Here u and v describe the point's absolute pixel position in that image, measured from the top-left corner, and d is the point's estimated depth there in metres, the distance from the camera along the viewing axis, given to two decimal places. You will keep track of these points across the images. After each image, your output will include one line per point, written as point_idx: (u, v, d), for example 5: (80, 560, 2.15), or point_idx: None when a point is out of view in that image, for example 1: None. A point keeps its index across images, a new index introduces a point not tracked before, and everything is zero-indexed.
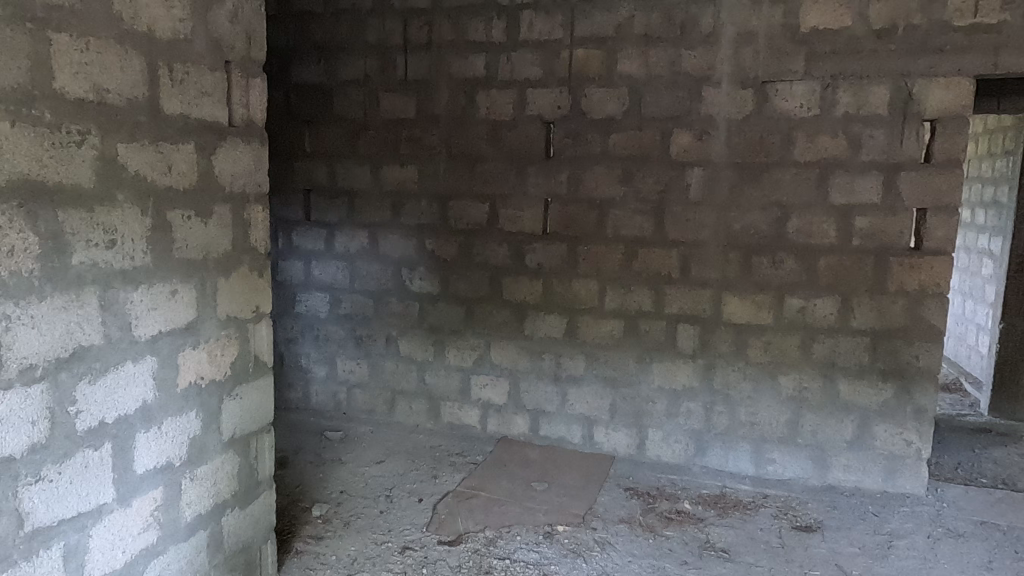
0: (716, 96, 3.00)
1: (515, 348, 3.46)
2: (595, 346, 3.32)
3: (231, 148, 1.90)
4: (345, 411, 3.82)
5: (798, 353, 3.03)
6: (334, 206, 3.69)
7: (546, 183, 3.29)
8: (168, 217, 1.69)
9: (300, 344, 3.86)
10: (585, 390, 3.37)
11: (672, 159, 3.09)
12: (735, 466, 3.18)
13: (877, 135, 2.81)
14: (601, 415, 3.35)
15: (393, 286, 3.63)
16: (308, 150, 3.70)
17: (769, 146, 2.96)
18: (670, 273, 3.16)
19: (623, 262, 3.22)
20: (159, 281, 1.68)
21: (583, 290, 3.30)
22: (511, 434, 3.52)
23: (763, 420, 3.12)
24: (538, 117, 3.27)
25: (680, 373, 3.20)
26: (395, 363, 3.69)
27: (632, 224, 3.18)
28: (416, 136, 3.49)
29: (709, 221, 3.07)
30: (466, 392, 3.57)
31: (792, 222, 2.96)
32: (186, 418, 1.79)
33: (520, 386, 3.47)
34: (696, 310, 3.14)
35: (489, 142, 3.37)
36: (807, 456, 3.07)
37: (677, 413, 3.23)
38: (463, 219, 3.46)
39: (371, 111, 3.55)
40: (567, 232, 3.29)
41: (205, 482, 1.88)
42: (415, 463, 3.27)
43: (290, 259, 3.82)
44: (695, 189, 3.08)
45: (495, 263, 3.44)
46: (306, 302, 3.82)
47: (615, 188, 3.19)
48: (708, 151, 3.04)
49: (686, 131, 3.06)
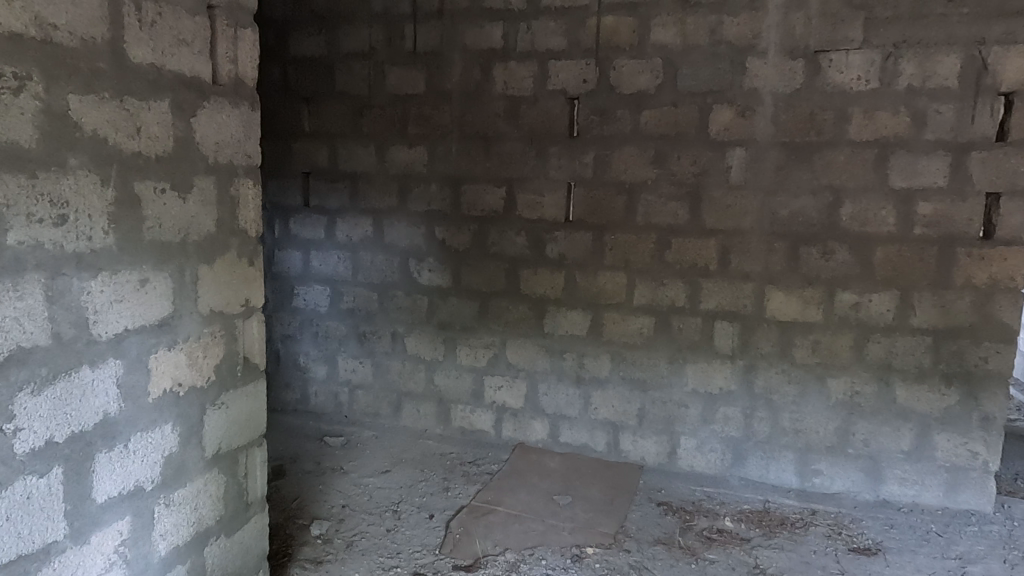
0: (762, 67, 2.69)
1: (533, 347, 3.16)
2: (622, 345, 3.02)
3: (216, 110, 1.59)
4: (347, 415, 3.52)
5: (850, 354, 2.73)
6: (335, 191, 3.39)
7: (570, 165, 3.00)
8: (137, 189, 1.39)
9: (299, 341, 3.56)
10: (610, 394, 3.07)
11: (711, 138, 2.79)
12: (778, 478, 2.89)
13: (945, 110, 2.51)
14: (628, 421, 3.06)
15: (400, 279, 3.33)
16: (307, 130, 3.40)
17: (822, 123, 2.65)
18: (707, 265, 2.86)
19: (654, 252, 2.92)
20: (126, 268, 1.37)
21: (609, 283, 3.00)
22: (528, 440, 3.22)
23: (809, 428, 2.82)
24: (561, 92, 2.96)
25: (717, 376, 2.90)
26: (401, 363, 3.39)
27: (665, 211, 2.88)
28: (426, 113, 3.19)
29: (752, 207, 2.77)
30: (478, 394, 3.27)
31: (845, 208, 2.66)
32: (160, 434, 1.49)
33: (539, 389, 3.17)
34: (736, 306, 2.85)
35: (507, 121, 3.07)
36: (858, 468, 2.78)
37: (712, 420, 2.94)
38: (477, 205, 3.16)
39: (377, 87, 3.24)
40: (593, 219, 2.99)
41: (183, 508, 1.58)
42: (424, 472, 2.97)
43: (287, 249, 3.52)
44: (736, 172, 2.78)
45: (512, 254, 3.14)
46: (304, 296, 3.52)
47: (646, 171, 2.89)
48: (752, 129, 2.74)
49: (727, 107, 2.75)
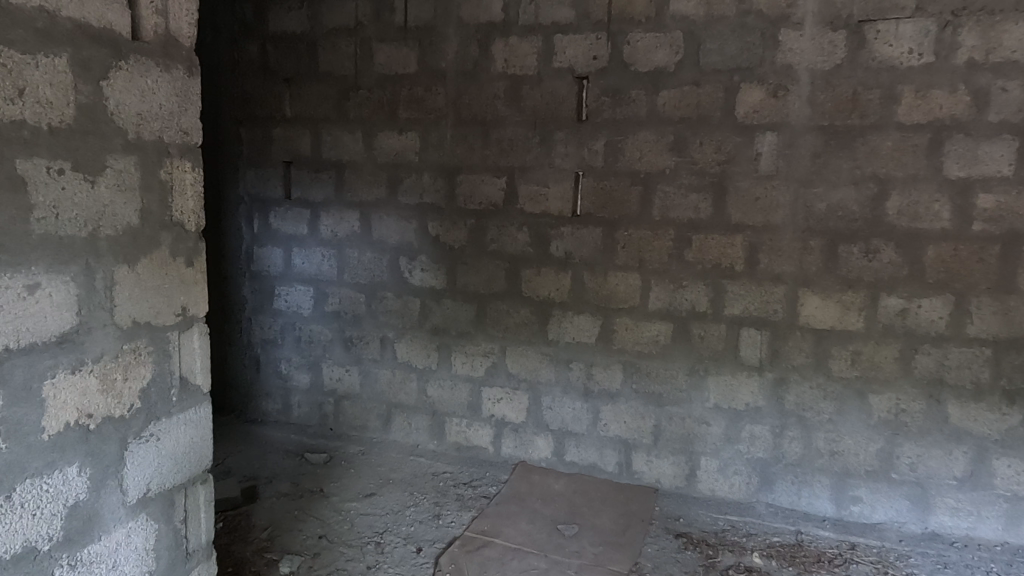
0: (797, 40, 2.36)
1: (536, 356, 2.84)
2: (635, 355, 2.70)
3: (138, 74, 1.28)
4: (332, 428, 3.21)
5: (896, 367, 2.40)
6: (318, 181, 3.08)
7: (577, 153, 2.68)
8: (20, 169, 1.07)
9: (280, 347, 3.25)
10: (622, 409, 2.75)
11: (737, 122, 2.46)
12: (811, 506, 2.56)
13: (1012, 88, 2.16)
14: (642, 440, 2.74)
15: (389, 278, 3.02)
16: (288, 114, 3.09)
17: (866, 103, 2.32)
18: (732, 265, 2.54)
19: (673, 251, 2.60)
20: (5, 271, 1.06)
21: (621, 285, 2.68)
22: (530, 459, 2.91)
23: (847, 450, 2.49)
24: (568, 70, 2.64)
25: (743, 391, 2.58)
26: (391, 371, 3.08)
27: (685, 204, 2.56)
28: (418, 95, 2.87)
29: (785, 200, 2.45)
30: (475, 407, 2.96)
31: (892, 201, 2.33)
32: (61, 479, 1.18)
33: (542, 402, 2.86)
34: (764, 311, 2.52)
35: (507, 103, 2.75)
36: (904, 495, 2.45)
37: (737, 439, 2.62)
38: (474, 198, 2.85)
39: (364, 67, 2.93)
40: (603, 213, 2.67)
41: (98, 568, 1.27)
42: (413, 496, 2.66)
43: (267, 246, 3.21)
44: (766, 160, 2.45)
45: (513, 252, 2.82)
46: (285, 297, 3.21)
47: (664, 158, 2.57)
48: (786, 110, 2.41)
49: (756, 86, 2.43)
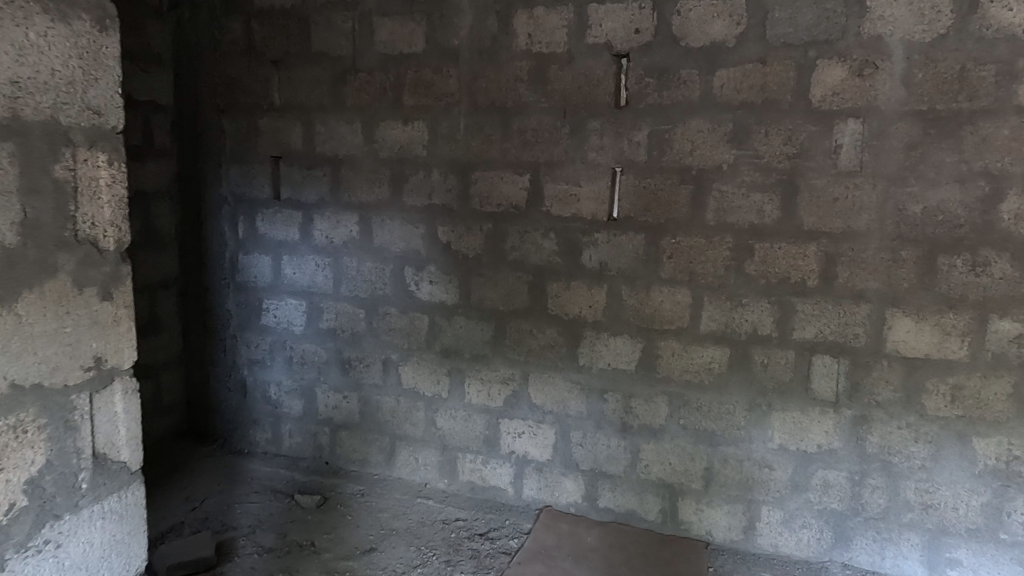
0: (890, 5, 1.92)
1: (565, 384, 2.42)
2: (682, 386, 2.28)
3: (14, 24, 0.96)
4: (328, 462, 2.80)
5: (1009, 406, 1.95)
6: (311, 179, 2.67)
7: (615, 145, 2.25)
8: None
9: (268, 368, 2.85)
10: (666, 448, 2.33)
11: (812, 107, 2.03)
12: (897, 569, 2.14)
13: None
14: (690, 485, 2.32)
15: (393, 292, 2.61)
16: (277, 102, 2.68)
17: (976, 81, 1.87)
18: (803, 280, 2.11)
19: (730, 262, 2.17)
20: None
21: (666, 302, 2.26)
22: (557, 503, 2.49)
23: (943, 504, 2.05)
24: (605, 47, 2.22)
25: (815, 429, 2.16)
26: (395, 400, 2.66)
27: (745, 206, 2.13)
28: (427, 79, 2.45)
29: (871, 202, 2.01)
30: (492, 443, 2.54)
31: (1008, 202, 1.88)
32: None
33: (571, 439, 2.44)
34: (843, 335, 2.09)
35: (531, 86, 2.33)
36: (1017, 561, 2.00)
37: (807, 487, 2.19)
38: (492, 199, 2.43)
39: (364, 46, 2.52)
40: (646, 216, 2.25)
41: None
42: (420, 553, 2.25)
43: (253, 254, 2.81)
44: (847, 153, 2.02)
45: (537, 262, 2.40)
46: (274, 312, 2.80)
47: (721, 152, 2.14)
48: (873, 92, 1.97)
49: (837, 64, 1.99)
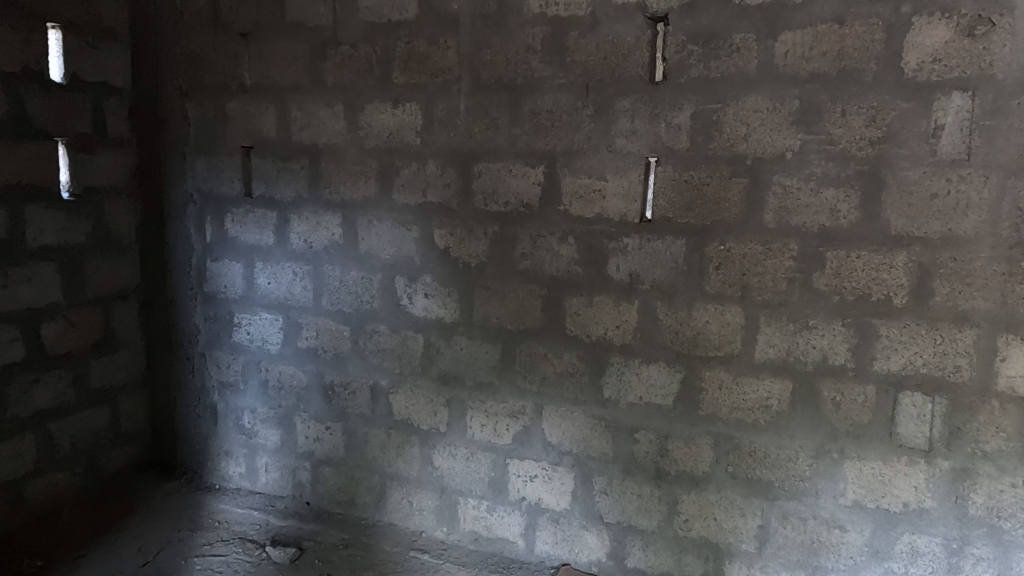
0: None
1: (586, 421, 2.00)
2: (732, 426, 1.85)
3: None
4: (309, 503, 2.41)
5: None
6: (287, 172, 2.27)
7: (649, 130, 1.83)
8: None
9: (241, 393, 2.46)
10: (710, 500, 1.90)
11: (904, 79, 1.59)
12: None
13: None
14: (740, 545, 1.89)
15: (381, 306, 2.20)
16: (248, 83, 2.28)
17: None
18: (889, 299, 1.67)
19: (794, 275, 1.74)
20: None
21: (713, 324, 1.83)
22: (576, 561, 2.07)
23: None
24: (637, 7, 1.79)
25: (901, 485, 1.72)
26: (384, 432, 2.26)
27: (815, 204, 1.70)
28: (420, 51, 2.04)
29: (982, 199, 1.56)
30: (499, 487, 2.13)
31: None
32: None
33: (593, 486, 2.02)
34: (940, 369, 1.65)
35: (545, 58, 1.90)
36: None
37: (889, 555, 1.75)
38: (498, 196, 2.01)
39: (346, 14, 2.11)
40: (688, 217, 1.82)
41: None
42: None
43: (223, 260, 2.42)
44: (950, 136, 1.57)
45: (552, 273, 1.98)
46: (246, 328, 2.41)
47: (784, 136, 1.70)
48: (988, 57, 1.52)
49: (939, 21, 1.55)
